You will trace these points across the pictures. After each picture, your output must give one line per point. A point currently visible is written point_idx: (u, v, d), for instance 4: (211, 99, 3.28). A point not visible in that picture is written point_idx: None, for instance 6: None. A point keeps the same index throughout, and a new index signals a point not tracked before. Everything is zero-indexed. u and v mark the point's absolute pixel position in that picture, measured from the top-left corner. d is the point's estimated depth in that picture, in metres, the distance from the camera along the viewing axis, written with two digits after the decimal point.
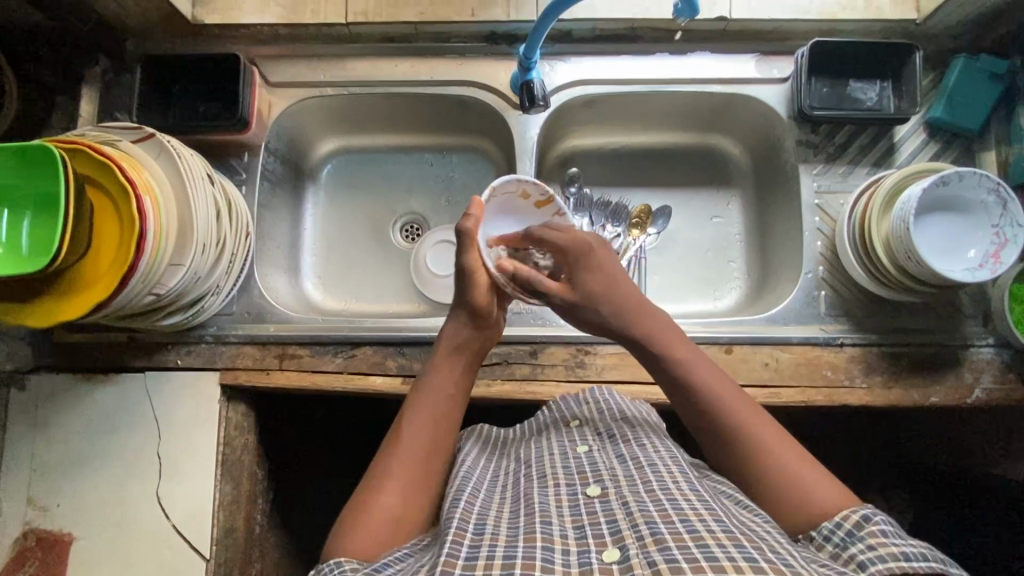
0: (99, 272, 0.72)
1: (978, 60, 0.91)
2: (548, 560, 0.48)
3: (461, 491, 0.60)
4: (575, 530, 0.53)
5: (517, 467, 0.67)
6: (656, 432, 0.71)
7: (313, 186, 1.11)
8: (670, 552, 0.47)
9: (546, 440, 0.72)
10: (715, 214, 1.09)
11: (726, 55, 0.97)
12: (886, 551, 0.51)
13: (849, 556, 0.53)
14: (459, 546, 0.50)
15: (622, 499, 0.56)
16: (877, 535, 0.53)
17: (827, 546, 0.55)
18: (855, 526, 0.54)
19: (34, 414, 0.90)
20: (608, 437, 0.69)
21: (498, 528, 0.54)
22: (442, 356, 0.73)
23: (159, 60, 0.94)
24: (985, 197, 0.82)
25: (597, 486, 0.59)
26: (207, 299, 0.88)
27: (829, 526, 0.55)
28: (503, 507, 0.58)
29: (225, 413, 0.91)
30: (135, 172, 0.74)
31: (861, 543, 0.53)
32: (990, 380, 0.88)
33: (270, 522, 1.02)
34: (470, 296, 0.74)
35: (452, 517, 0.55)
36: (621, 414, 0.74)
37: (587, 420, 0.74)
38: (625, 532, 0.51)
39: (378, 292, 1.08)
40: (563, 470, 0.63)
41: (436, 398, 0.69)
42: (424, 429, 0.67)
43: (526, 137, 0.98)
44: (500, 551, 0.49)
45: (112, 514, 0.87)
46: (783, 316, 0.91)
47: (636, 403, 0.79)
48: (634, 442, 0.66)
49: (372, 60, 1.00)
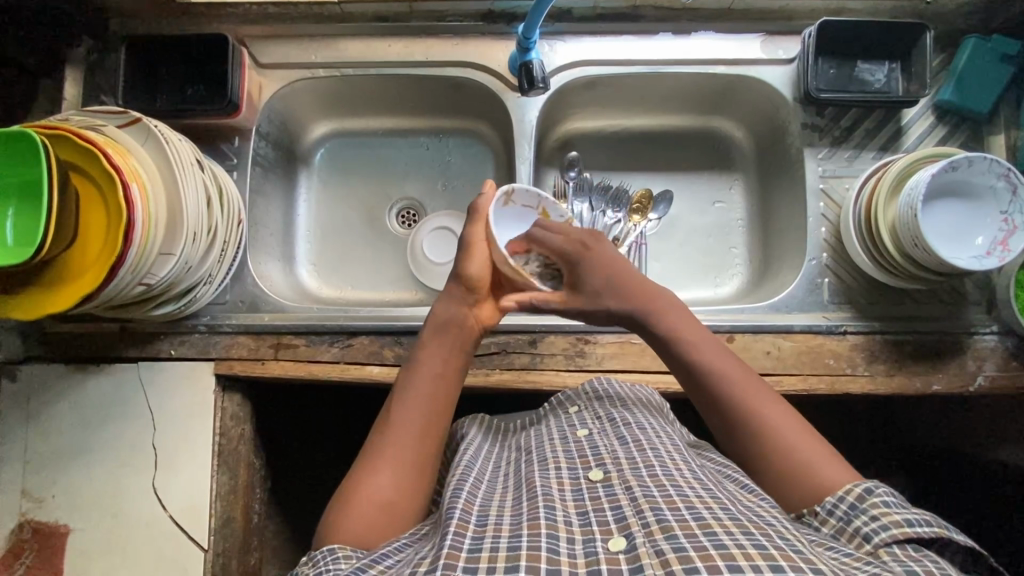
0: (87, 263, 0.70)
1: (989, 41, 0.89)
2: (553, 550, 0.47)
3: (462, 479, 0.60)
4: (579, 516, 0.52)
5: (517, 456, 0.67)
6: (651, 414, 0.72)
7: (306, 171, 1.09)
8: (677, 540, 0.46)
9: (544, 426, 0.71)
10: (717, 198, 1.07)
11: (730, 34, 0.94)
12: (890, 520, 0.51)
13: (854, 530, 0.52)
14: (463, 537, 0.50)
15: (626, 484, 0.55)
16: (879, 506, 0.52)
17: (831, 520, 0.54)
18: (858, 499, 0.54)
19: (26, 406, 0.89)
20: (609, 420, 0.68)
21: (501, 517, 0.53)
22: (432, 335, 0.71)
23: (146, 41, 0.91)
24: (995, 182, 0.80)
25: (599, 470, 0.58)
26: (200, 288, 0.87)
27: (832, 501, 0.55)
28: (504, 496, 0.58)
29: (220, 403, 0.90)
30: (121, 158, 0.72)
31: (864, 516, 0.52)
32: (993, 367, 0.87)
33: (267, 510, 1.02)
34: (465, 268, 0.73)
35: (453, 507, 0.54)
36: (619, 397, 0.74)
37: (585, 403, 0.74)
38: (630, 518, 0.50)
39: (374, 280, 1.06)
40: (565, 455, 0.62)
41: (425, 378, 0.68)
42: (415, 413, 0.65)
43: (525, 121, 0.95)
44: (504, 543, 0.48)
45: (109, 504, 0.87)
46: (786, 304, 0.90)
47: (636, 386, 0.78)
48: (633, 426, 0.66)
49: (365, 41, 0.97)
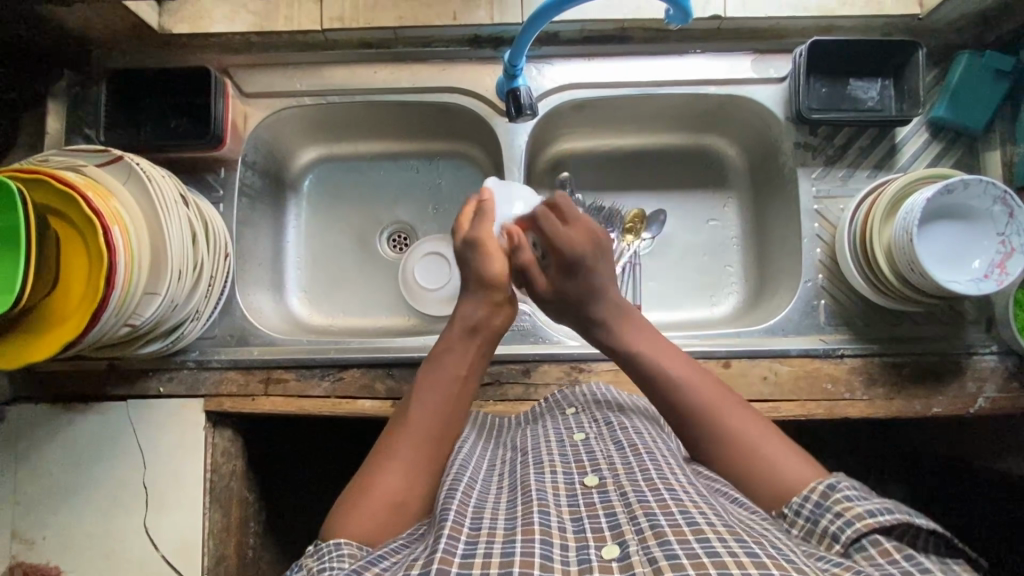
0: (69, 307, 0.69)
1: (983, 56, 0.87)
2: (547, 556, 0.46)
3: (456, 480, 0.57)
4: (573, 523, 0.50)
5: (512, 456, 0.65)
6: (649, 423, 0.70)
7: (295, 198, 1.07)
8: (670, 547, 0.44)
9: (542, 427, 0.69)
10: (711, 217, 1.05)
11: (720, 55, 0.93)
12: (852, 514, 0.50)
13: (822, 530, 0.51)
14: (456, 542, 0.47)
15: (621, 491, 0.53)
16: (842, 501, 0.51)
17: (799, 522, 0.53)
18: (822, 497, 0.53)
19: (15, 447, 0.88)
20: (605, 423, 0.67)
21: (496, 521, 0.51)
22: (454, 337, 0.70)
23: (128, 75, 0.90)
24: (991, 206, 0.79)
25: (594, 476, 0.56)
26: (188, 324, 0.85)
27: (798, 500, 0.54)
28: (498, 497, 0.56)
29: (212, 439, 0.89)
30: (103, 201, 0.71)
31: (829, 514, 0.51)
32: (994, 389, 0.86)
33: (261, 544, 1.00)
34: (486, 269, 0.72)
35: (448, 508, 0.52)
36: (616, 402, 0.73)
37: (582, 406, 0.72)
38: (624, 526, 0.48)
39: (365, 307, 1.05)
40: (561, 459, 0.60)
41: (449, 378, 0.67)
42: (435, 409, 0.65)
43: (514, 146, 0.94)
44: (497, 548, 0.46)
45: (101, 543, 0.85)
46: (782, 328, 0.89)
47: (632, 395, 0.77)
48: (630, 429, 0.64)
49: (351, 68, 0.95)
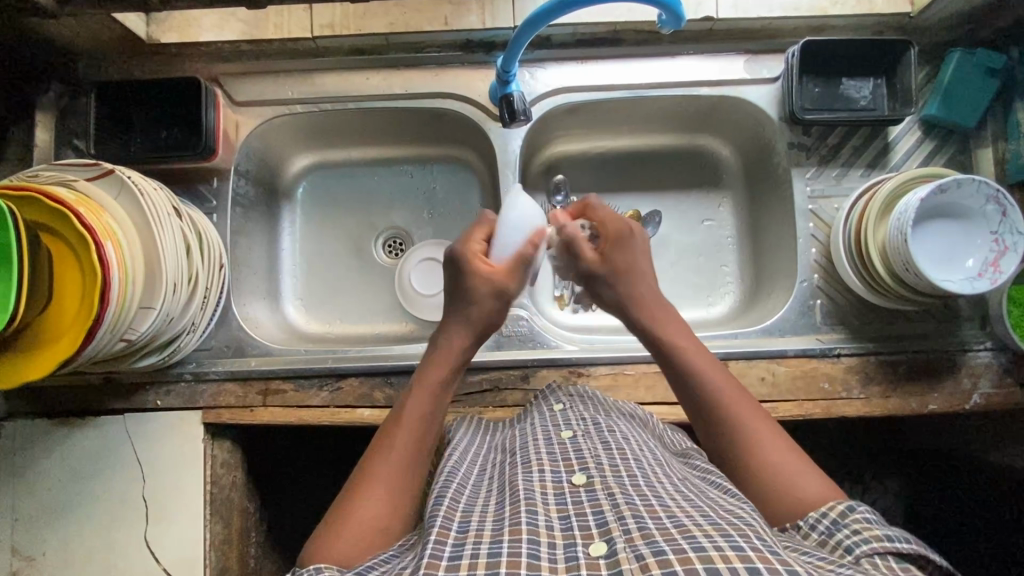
0: (59, 323, 0.68)
1: (974, 54, 0.88)
2: (533, 555, 0.45)
3: (444, 487, 0.57)
4: (561, 521, 0.50)
5: (502, 458, 0.65)
6: (635, 425, 0.70)
7: (289, 205, 1.07)
8: (657, 545, 0.44)
9: (529, 424, 0.70)
10: (706, 217, 1.05)
11: (712, 56, 0.92)
12: (870, 534, 0.50)
13: (836, 543, 0.51)
14: (443, 545, 0.48)
15: (609, 491, 0.53)
16: (861, 521, 0.51)
17: (813, 535, 0.53)
18: (840, 515, 0.53)
19: (11, 463, 0.87)
20: (594, 423, 0.66)
21: (483, 523, 0.51)
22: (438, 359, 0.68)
23: (116, 87, 0.89)
24: (985, 204, 0.79)
25: (582, 474, 0.56)
26: (184, 336, 0.85)
27: (814, 515, 0.54)
28: (488, 500, 0.56)
29: (210, 451, 0.89)
30: (92, 216, 0.70)
31: (846, 530, 0.51)
32: (989, 385, 0.86)
33: (262, 554, 1.00)
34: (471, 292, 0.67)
35: (435, 514, 0.52)
36: (604, 403, 0.74)
37: (571, 404, 0.72)
38: (611, 524, 0.48)
39: (361, 313, 1.04)
40: (549, 457, 0.60)
41: (428, 401, 0.65)
42: (412, 434, 0.63)
43: (508, 151, 0.94)
44: (484, 548, 0.46)
45: (100, 558, 0.85)
46: (779, 328, 0.90)
47: (620, 400, 0.77)
48: (617, 432, 0.64)
49: (341, 75, 0.95)
